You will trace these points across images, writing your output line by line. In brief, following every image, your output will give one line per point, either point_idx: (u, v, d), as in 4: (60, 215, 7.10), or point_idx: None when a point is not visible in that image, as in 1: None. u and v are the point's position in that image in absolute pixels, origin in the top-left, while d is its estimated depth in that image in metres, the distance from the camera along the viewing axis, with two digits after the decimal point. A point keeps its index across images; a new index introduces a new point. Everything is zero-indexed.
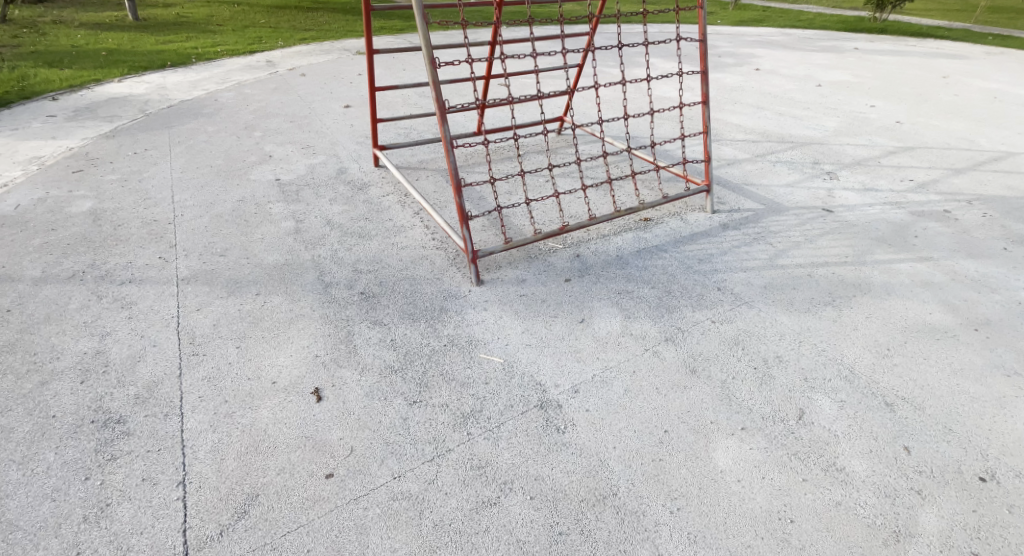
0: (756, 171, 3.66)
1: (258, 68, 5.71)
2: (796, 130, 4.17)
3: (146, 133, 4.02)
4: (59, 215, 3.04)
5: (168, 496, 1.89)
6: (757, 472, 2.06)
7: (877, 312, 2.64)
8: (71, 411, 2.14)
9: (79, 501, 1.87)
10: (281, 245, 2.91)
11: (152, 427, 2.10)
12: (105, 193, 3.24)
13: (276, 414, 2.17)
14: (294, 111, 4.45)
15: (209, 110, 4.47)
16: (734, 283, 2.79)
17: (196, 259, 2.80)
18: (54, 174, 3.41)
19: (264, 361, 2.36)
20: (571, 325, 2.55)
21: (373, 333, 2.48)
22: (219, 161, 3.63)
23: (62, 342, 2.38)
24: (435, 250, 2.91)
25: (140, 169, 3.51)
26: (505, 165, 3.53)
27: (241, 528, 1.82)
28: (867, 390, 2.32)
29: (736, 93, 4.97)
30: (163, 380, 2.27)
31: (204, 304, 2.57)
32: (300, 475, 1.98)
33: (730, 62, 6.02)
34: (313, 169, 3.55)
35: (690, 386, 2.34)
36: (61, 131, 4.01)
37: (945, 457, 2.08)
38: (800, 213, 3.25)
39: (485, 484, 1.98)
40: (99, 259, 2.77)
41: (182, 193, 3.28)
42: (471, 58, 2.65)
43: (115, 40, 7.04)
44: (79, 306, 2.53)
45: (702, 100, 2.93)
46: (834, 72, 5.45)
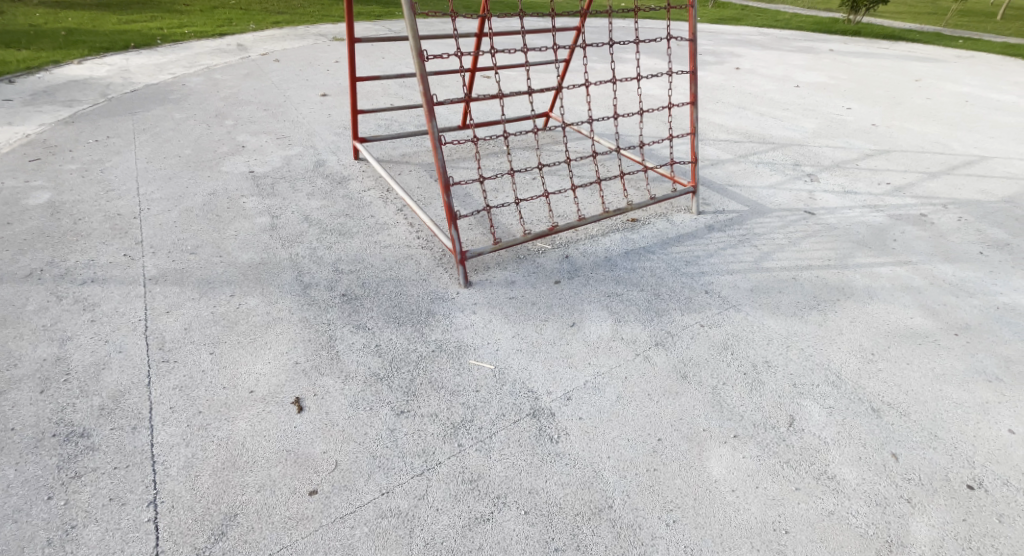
0: (740, 171, 3.65)
1: (230, 52, 5.46)
2: (777, 130, 4.18)
3: (108, 119, 3.79)
4: (15, 208, 2.83)
5: (139, 518, 1.81)
6: (750, 481, 2.04)
7: (861, 316, 2.65)
8: (31, 423, 2.01)
9: (43, 524, 1.77)
10: (256, 242, 2.77)
11: (119, 442, 1.99)
12: (64, 184, 3.04)
13: (255, 426, 2.08)
14: (267, 99, 4.25)
15: (177, 95, 4.25)
16: (722, 286, 2.76)
17: (164, 256, 2.64)
18: (8, 163, 3.18)
19: (240, 368, 2.24)
20: (562, 329, 2.50)
21: (356, 338, 2.38)
22: (187, 150, 3.44)
23: (19, 347, 2.22)
24: (420, 249, 2.81)
25: (103, 158, 3.30)
26: (489, 161, 3.44)
27: (219, 551, 1.75)
28: (854, 396, 2.33)
29: (718, 92, 4.96)
30: (131, 389, 2.14)
31: (175, 307, 2.43)
32: (282, 492, 1.91)
33: (710, 59, 6.01)
34: (289, 161, 3.40)
35: (681, 392, 2.31)
36: (15, 115, 3.75)
37: (933, 465, 2.10)
38: (783, 215, 3.24)
39: (478, 499, 1.93)
40: (59, 256, 2.58)
41: (149, 185, 3.09)
42: (459, 50, 2.54)
43: (76, 19, 6.67)
44: (38, 308, 2.36)
45: (692, 99, 2.88)
46: (810, 72, 5.49)
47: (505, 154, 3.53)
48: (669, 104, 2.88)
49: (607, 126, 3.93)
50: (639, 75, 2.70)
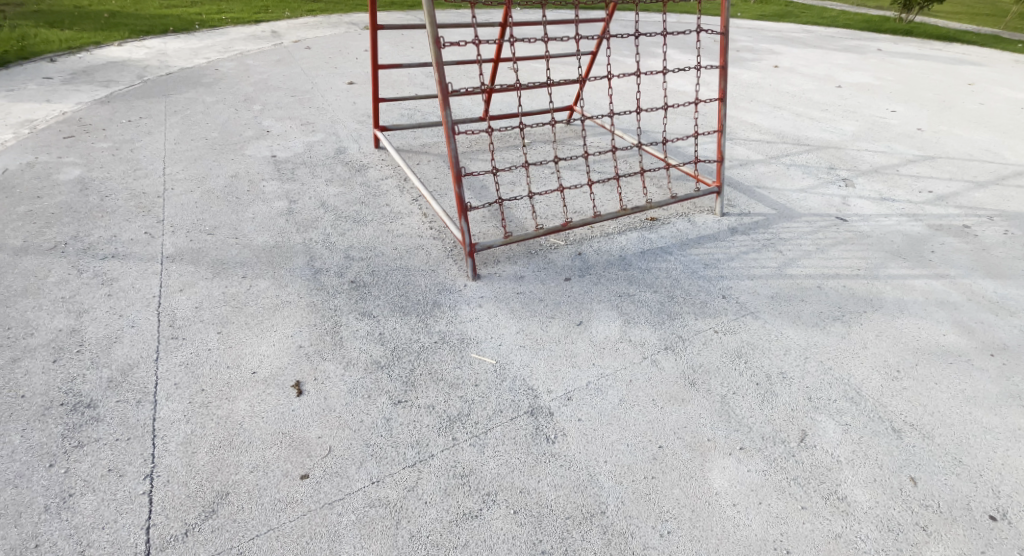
0: (770, 173, 3.50)
1: (263, 38, 5.56)
2: (813, 133, 4.00)
3: (142, 100, 3.90)
4: (46, 182, 2.94)
5: (134, 490, 1.85)
6: (753, 497, 1.96)
7: (888, 331, 2.51)
8: (40, 392, 2.09)
9: (42, 491, 1.83)
10: (272, 225, 2.81)
11: (123, 414, 2.05)
12: (95, 162, 3.14)
13: (254, 407, 2.10)
14: (295, 85, 4.31)
15: (210, 79, 4.34)
16: (740, 291, 2.66)
17: (182, 236, 2.70)
18: (44, 139, 3.30)
19: (245, 349, 2.27)
20: (569, 327, 2.44)
21: (361, 325, 2.38)
22: (214, 133, 3.51)
23: (38, 317, 2.30)
24: (432, 240, 2.80)
25: (133, 138, 3.40)
26: (508, 154, 3.40)
27: (208, 528, 1.78)
28: (874, 414, 2.21)
29: (753, 90, 4.79)
30: (139, 363, 2.20)
31: (188, 285, 2.48)
32: (274, 474, 1.93)
33: (749, 56, 5.83)
34: (311, 148, 3.43)
35: (688, 399, 2.23)
36: (55, 94, 3.90)
37: (954, 492, 1.97)
38: (813, 220, 3.09)
39: (468, 495, 1.91)
40: (83, 231, 2.67)
41: (175, 165, 3.17)
42: (478, 38, 2.50)
43: (120, 2, 6.90)
44: (59, 280, 2.44)
45: (721, 96, 2.77)
46: (855, 73, 5.25)
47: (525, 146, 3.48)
48: (696, 99, 2.78)
49: (634, 122, 3.84)
50: (666, 69, 2.61)
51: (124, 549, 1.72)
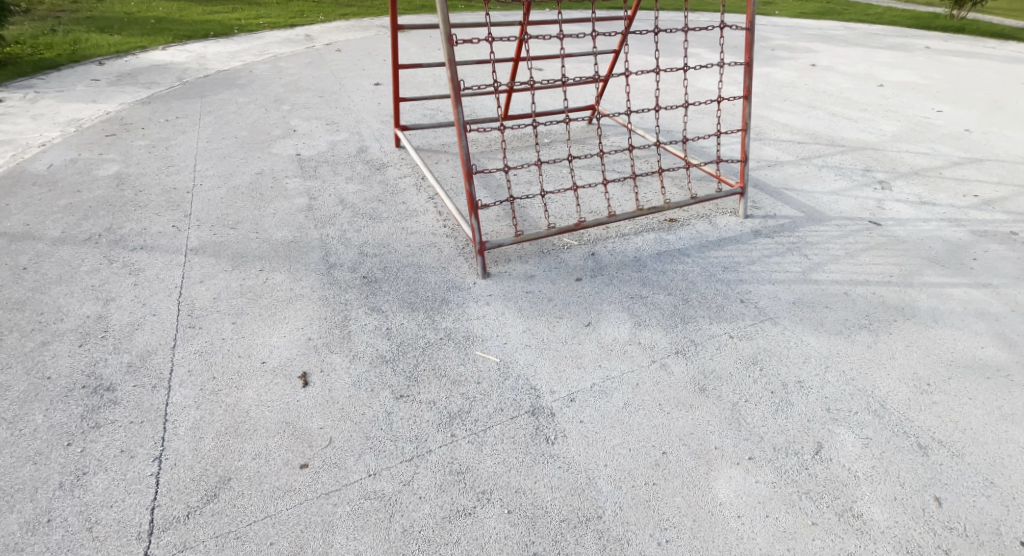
0: (800, 175, 3.38)
1: (297, 42, 5.75)
2: (848, 133, 3.85)
3: (180, 101, 4.08)
4: (87, 177, 3.11)
5: (142, 472, 1.91)
6: (760, 509, 1.85)
7: (920, 341, 2.37)
8: (65, 374, 2.18)
9: (58, 468, 1.90)
10: (291, 220, 2.89)
11: (139, 398, 2.12)
12: (132, 158, 3.31)
13: (261, 395, 2.15)
14: (324, 86, 4.43)
15: (244, 80, 4.52)
16: (760, 296, 2.56)
17: (207, 230, 2.80)
18: (87, 137, 3.50)
19: (257, 339, 2.33)
20: (577, 328, 2.40)
21: (369, 320, 2.41)
22: (244, 132, 3.65)
23: (69, 303, 2.43)
24: (445, 237, 2.82)
25: (168, 137, 3.56)
26: (527, 153, 3.39)
27: (208, 512, 1.80)
28: (899, 428, 2.07)
29: (787, 90, 4.65)
30: (157, 350, 2.29)
31: (209, 277, 2.56)
32: (275, 462, 1.95)
33: (787, 56, 5.65)
34: (334, 146, 3.51)
35: (698, 405, 2.15)
36: (101, 95, 4.13)
37: (984, 515, 1.81)
38: (843, 224, 2.96)
39: (462, 492, 1.88)
40: (117, 223, 2.81)
41: (205, 162, 3.31)
42: (491, 37, 2.51)
43: (167, 8, 7.27)
44: (90, 270, 2.57)
45: (745, 94, 2.68)
46: (899, 71, 5.01)
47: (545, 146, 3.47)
48: (718, 97, 2.72)
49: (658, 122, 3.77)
50: (685, 67, 2.56)
51: (129, 527, 1.76)
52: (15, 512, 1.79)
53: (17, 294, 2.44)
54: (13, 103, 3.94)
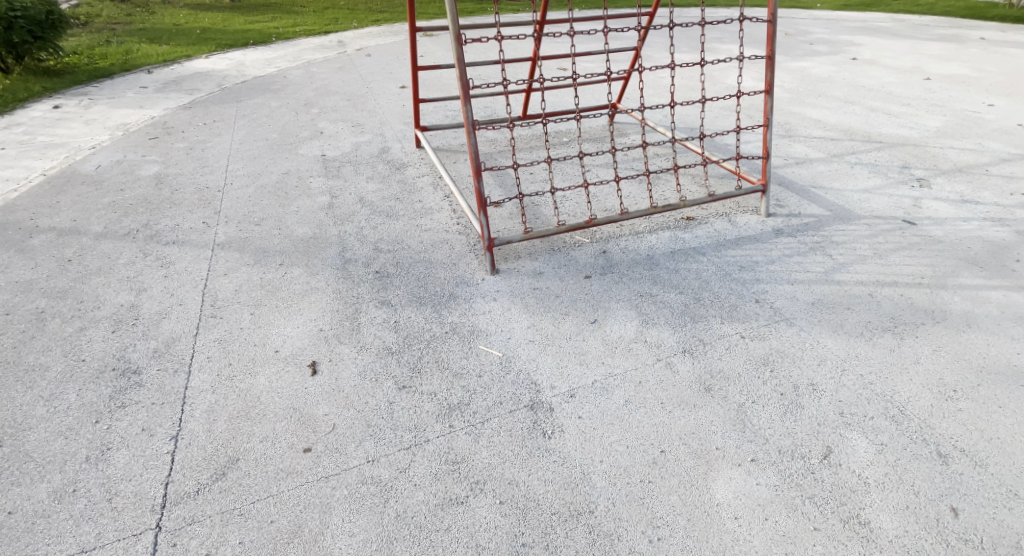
0: (830, 172, 3.33)
1: (330, 48, 5.99)
2: (889, 129, 3.76)
3: (217, 106, 4.34)
4: (129, 177, 3.38)
5: (159, 449, 1.99)
6: (759, 512, 1.76)
7: (949, 346, 2.24)
8: (98, 357, 2.32)
9: (85, 443, 2.01)
10: (312, 218, 3.03)
11: (162, 381, 2.23)
12: (171, 159, 3.56)
13: (272, 382, 2.21)
14: (352, 90, 4.62)
15: (278, 86, 4.75)
16: (777, 296, 2.50)
17: (234, 226, 2.98)
18: (133, 140, 3.79)
19: (272, 329, 2.43)
20: (583, 325, 2.40)
21: (378, 313, 2.47)
22: (274, 135, 3.86)
23: (106, 293, 2.60)
24: (457, 235, 2.89)
25: (205, 139, 3.81)
26: (543, 152, 3.45)
27: (216, 489, 1.86)
28: (917, 435, 1.94)
29: (824, 85, 4.56)
30: (181, 337, 2.41)
31: (231, 270, 2.71)
32: (280, 445, 1.99)
33: (824, 50, 5.49)
34: (358, 147, 3.68)
35: (702, 405, 2.08)
36: (148, 101, 4.43)
37: (1004, 528, 1.67)
38: (873, 223, 2.89)
39: (456, 481, 1.86)
40: (153, 220, 3.02)
41: (236, 163, 3.52)
42: (501, 33, 2.48)
43: (213, 20, 7.70)
44: (127, 262, 2.76)
45: (766, 88, 2.61)
46: (950, 64, 4.80)
47: (562, 146, 3.52)
48: (739, 92, 2.66)
49: (681, 121, 3.83)
50: (704, 61, 2.50)
51: (144, 500, 1.83)
52: (44, 482, 1.88)
53: (62, 284, 2.64)
54: (69, 109, 4.27)
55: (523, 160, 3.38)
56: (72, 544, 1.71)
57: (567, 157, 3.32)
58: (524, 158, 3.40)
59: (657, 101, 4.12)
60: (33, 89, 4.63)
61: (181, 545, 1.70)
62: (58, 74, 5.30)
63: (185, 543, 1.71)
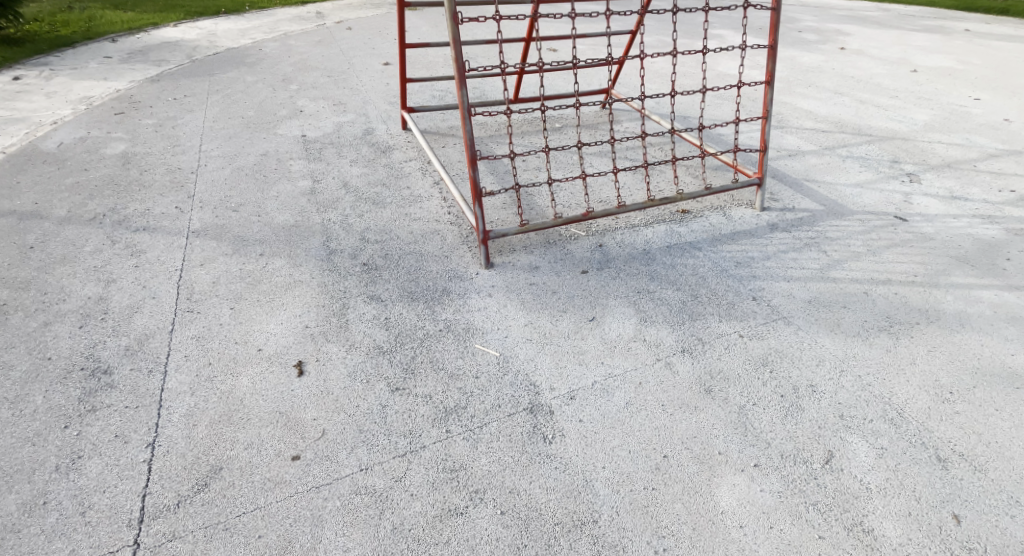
0: (822, 165, 3.29)
1: (308, 19, 5.71)
2: (878, 121, 3.73)
3: (189, 79, 4.09)
4: (94, 156, 3.16)
5: (135, 458, 1.87)
6: (764, 520, 1.72)
7: (944, 346, 2.24)
8: (65, 355, 2.17)
9: (53, 450, 1.87)
10: (294, 204, 2.88)
11: (135, 382, 2.10)
12: (139, 137, 3.35)
13: (256, 383, 2.10)
14: (332, 66, 4.40)
15: (253, 59, 4.50)
16: (774, 293, 2.47)
17: (210, 212, 2.81)
18: (97, 115, 3.55)
19: (254, 326, 2.30)
20: (580, 323, 2.33)
21: (368, 309, 2.37)
22: (251, 112, 3.66)
23: (72, 284, 2.43)
24: (448, 225, 2.78)
25: (176, 115, 3.59)
26: (536, 139, 3.35)
27: (198, 502, 1.75)
28: (916, 439, 1.93)
29: (814, 74, 4.51)
30: (155, 333, 2.26)
31: (208, 260, 2.56)
32: (266, 453, 1.89)
33: (813, 38, 5.44)
34: (340, 128, 3.51)
35: (702, 407, 2.04)
36: (112, 72, 4.15)
37: (1006, 536, 1.67)
38: (866, 218, 2.87)
39: (454, 491, 1.79)
40: (121, 204, 2.84)
41: (210, 142, 3.33)
42: (498, 13, 2.34)
43: None
44: (94, 250, 2.59)
45: (769, 77, 2.54)
46: (935, 56, 4.80)
47: (553, 133, 3.42)
48: (740, 81, 2.60)
49: (675, 108, 3.75)
50: (708, 47, 2.41)
51: (120, 514, 1.72)
52: (10, 494, 1.76)
53: (22, 274, 2.46)
54: (27, 80, 3.98)
55: (516, 148, 3.27)
56: None
57: (560, 145, 3.22)
58: (516, 145, 3.29)
59: (650, 88, 4.04)
60: None
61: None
62: (14, 40, 4.94)
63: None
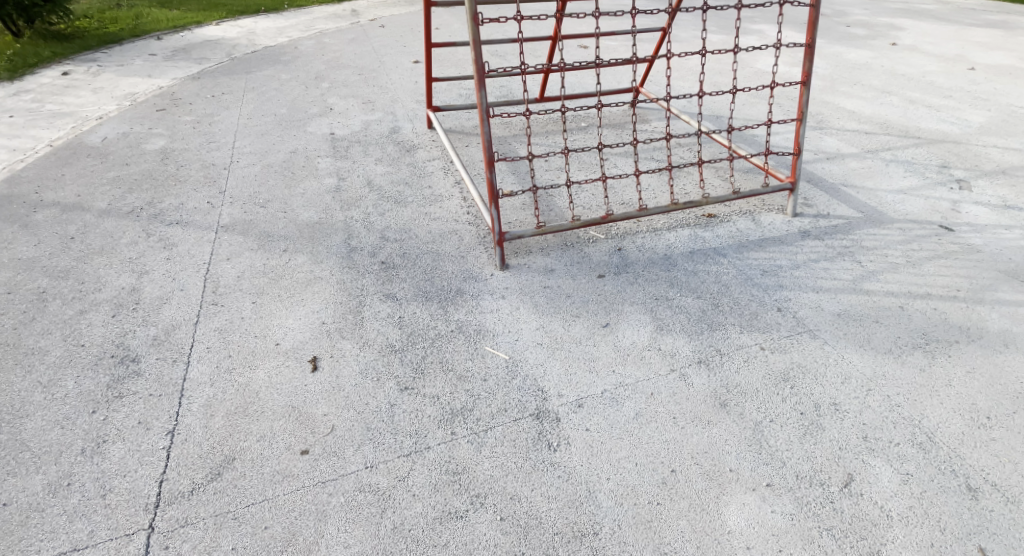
0: (863, 169, 3.14)
1: (343, 17, 5.81)
2: (928, 123, 3.53)
3: (227, 76, 4.22)
4: (135, 151, 3.30)
5: (155, 444, 1.94)
6: (772, 543, 1.65)
7: (983, 368, 2.10)
8: (97, 342, 2.28)
9: (81, 434, 1.97)
10: (319, 201, 2.94)
11: (160, 371, 2.18)
12: (177, 133, 3.47)
13: (272, 377, 2.15)
14: (364, 64, 4.46)
15: (288, 57, 4.61)
16: (801, 304, 2.37)
17: (239, 207, 2.90)
18: (140, 111, 3.70)
19: (274, 320, 2.36)
20: (593, 329, 2.29)
21: (383, 307, 2.39)
22: (283, 110, 3.75)
23: (108, 275, 2.55)
24: (467, 225, 2.79)
25: (213, 112, 3.71)
26: (562, 140, 3.32)
27: (210, 490, 1.80)
28: (945, 466, 1.82)
29: (860, 72, 4.29)
30: (181, 325, 2.35)
31: (235, 254, 2.64)
32: (277, 446, 1.93)
33: (862, 33, 5.18)
34: (367, 126, 3.56)
35: (715, 422, 1.97)
36: (156, 70, 4.32)
37: None
38: (907, 227, 2.72)
39: (456, 493, 1.79)
40: (157, 198, 2.95)
41: (243, 139, 3.43)
42: (520, 12, 2.30)
43: None
44: (130, 242, 2.71)
45: (804, 78, 2.43)
46: (995, 53, 4.49)
47: (579, 135, 3.38)
48: (773, 82, 2.50)
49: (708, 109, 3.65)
50: (739, 46, 2.32)
51: (138, 498, 1.78)
52: (38, 474, 1.85)
53: (63, 264, 2.59)
54: (78, 76, 4.18)
55: (539, 150, 3.24)
56: (64, 542, 1.67)
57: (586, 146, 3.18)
58: (542, 145, 3.26)
59: (683, 88, 3.94)
60: (44, 55, 4.55)
61: (173, 548, 1.65)
62: (69, 39, 5.20)
63: (177, 546, 1.65)
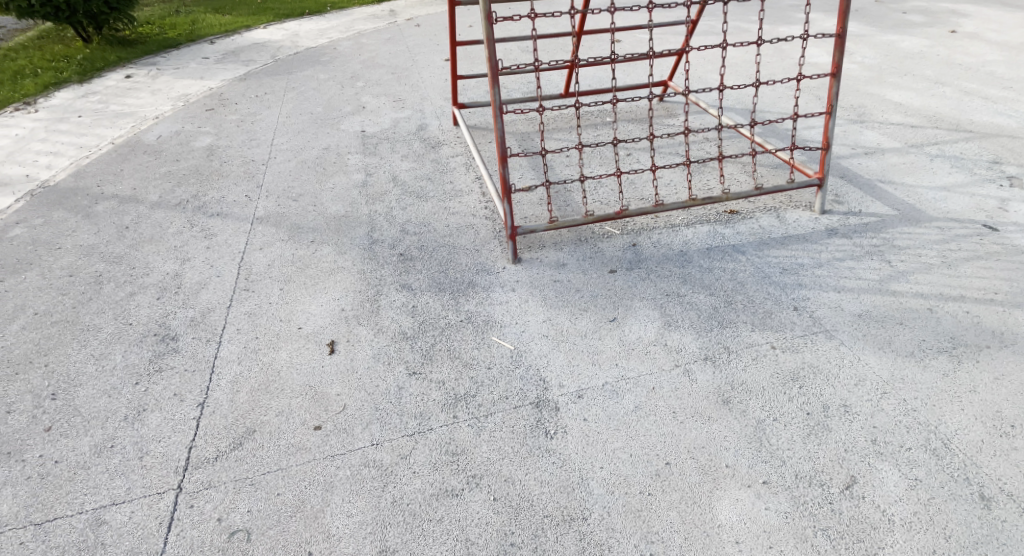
0: (904, 165, 3.00)
1: (381, 17, 5.99)
2: (982, 115, 3.33)
3: (271, 77, 4.44)
4: (185, 148, 3.53)
5: (188, 414, 2.08)
6: (763, 539, 1.61)
7: (1015, 374, 1.97)
8: (143, 321, 2.46)
9: (126, 402, 2.13)
10: (346, 196, 3.08)
11: (196, 349, 2.34)
12: (223, 131, 3.70)
13: (292, 358, 2.27)
14: (398, 63, 4.61)
15: (328, 57, 4.81)
16: (819, 304, 2.30)
17: (274, 201, 3.07)
18: (191, 111, 3.95)
19: (298, 306, 2.49)
20: (600, 323, 2.30)
21: (398, 296, 2.48)
22: (319, 108, 3.92)
23: (155, 261, 2.75)
24: (484, 220, 2.85)
25: (255, 111, 3.92)
26: (586, 137, 3.34)
27: (233, 458, 1.92)
28: (959, 474, 1.72)
29: (912, 62, 4.08)
30: (215, 307, 2.51)
31: (267, 244, 2.79)
32: (293, 421, 2.03)
33: (919, 20, 4.91)
34: (396, 124, 3.69)
35: (716, 418, 1.94)
36: (208, 72, 4.59)
37: None
38: (946, 226, 2.58)
39: (454, 473, 1.84)
40: (201, 192, 3.16)
41: (281, 137, 3.61)
42: (535, 10, 2.32)
43: None
44: (176, 232, 2.91)
45: (833, 71, 2.34)
46: None
47: (604, 132, 3.39)
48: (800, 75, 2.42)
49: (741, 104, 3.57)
50: (761, 40, 2.27)
51: (169, 461, 1.93)
52: (85, 436, 2.02)
53: (118, 250, 2.81)
54: (139, 79, 4.50)
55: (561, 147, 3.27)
56: (104, 497, 1.82)
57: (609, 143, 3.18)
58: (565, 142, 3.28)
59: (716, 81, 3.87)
60: (110, 59, 4.91)
61: (197, 507, 1.78)
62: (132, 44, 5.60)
63: (200, 506, 1.78)
